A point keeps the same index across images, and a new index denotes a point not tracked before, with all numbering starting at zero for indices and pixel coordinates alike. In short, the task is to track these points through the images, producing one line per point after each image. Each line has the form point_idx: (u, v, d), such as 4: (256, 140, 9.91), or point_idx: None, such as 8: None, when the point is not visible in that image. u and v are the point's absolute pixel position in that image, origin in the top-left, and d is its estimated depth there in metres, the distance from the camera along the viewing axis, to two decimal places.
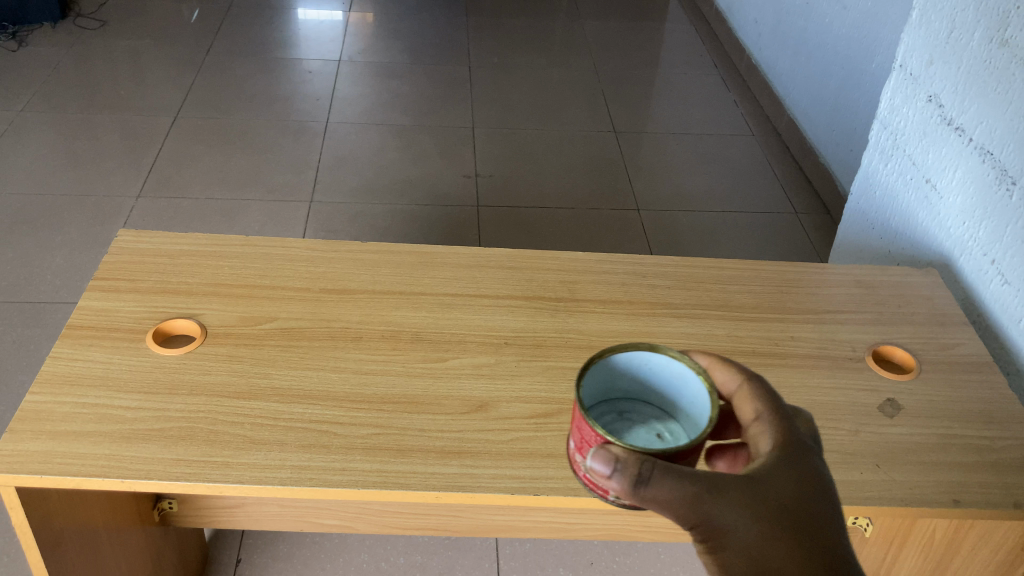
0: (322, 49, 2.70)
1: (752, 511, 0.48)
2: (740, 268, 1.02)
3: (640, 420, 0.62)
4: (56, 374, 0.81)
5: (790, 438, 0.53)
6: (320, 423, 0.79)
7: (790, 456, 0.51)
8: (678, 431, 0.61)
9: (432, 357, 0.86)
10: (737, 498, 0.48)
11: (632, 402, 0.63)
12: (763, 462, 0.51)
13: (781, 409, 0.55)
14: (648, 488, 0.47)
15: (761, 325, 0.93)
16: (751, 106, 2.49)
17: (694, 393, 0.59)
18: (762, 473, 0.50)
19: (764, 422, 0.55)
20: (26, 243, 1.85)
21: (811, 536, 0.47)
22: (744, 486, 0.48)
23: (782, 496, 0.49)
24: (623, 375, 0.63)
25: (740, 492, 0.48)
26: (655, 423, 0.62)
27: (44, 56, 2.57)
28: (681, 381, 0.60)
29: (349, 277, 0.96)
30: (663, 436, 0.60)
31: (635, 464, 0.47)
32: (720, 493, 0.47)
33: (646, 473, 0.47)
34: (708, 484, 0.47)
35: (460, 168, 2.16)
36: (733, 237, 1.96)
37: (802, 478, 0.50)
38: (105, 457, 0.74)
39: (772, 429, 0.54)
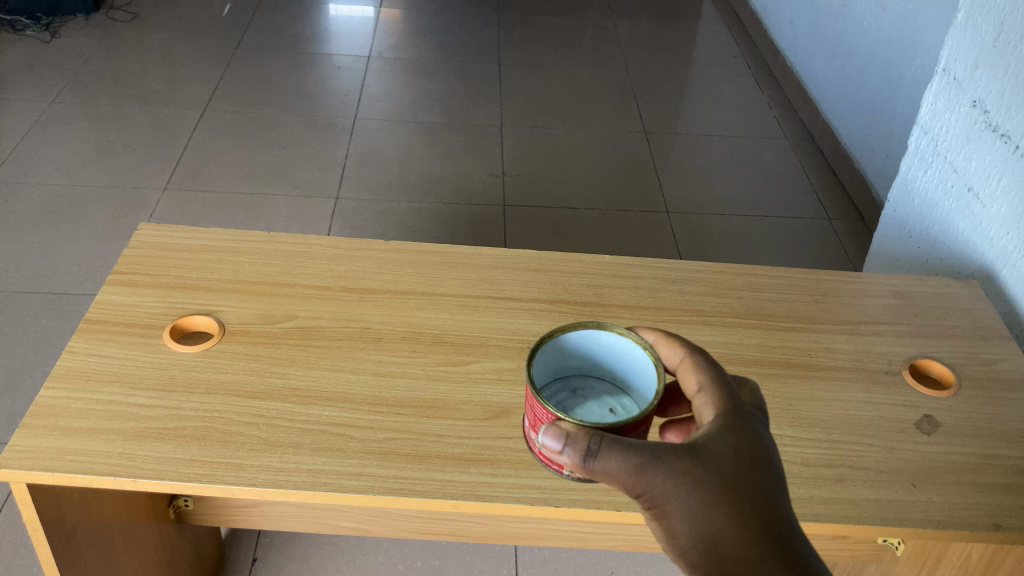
0: (353, 44, 2.69)
1: (701, 481, 0.46)
2: (771, 275, 0.99)
3: (593, 395, 0.60)
4: (72, 369, 0.80)
5: (736, 404, 0.52)
6: (337, 426, 0.77)
7: (741, 422, 0.50)
8: (631, 405, 0.59)
9: (453, 360, 0.84)
10: (686, 469, 0.46)
11: (587, 380, 0.61)
12: (716, 428, 0.50)
13: (726, 377, 0.54)
14: (597, 462, 0.46)
15: (793, 335, 0.90)
16: (785, 109, 2.45)
17: (643, 367, 0.57)
18: (711, 441, 0.48)
19: (708, 392, 0.53)
20: (52, 233, 1.86)
21: (764, 508, 0.46)
22: (693, 455, 0.47)
23: (732, 465, 0.47)
24: (574, 352, 0.61)
25: (689, 462, 0.47)
26: (609, 397, 0.60)
27: (77, 47, 2.58)
28: (628, 356, 0.58)
29: (370, 277, 0.94)
30: (615, 411, 0.58)
31: (584, 439, 0.46)
32: (669, 464, 0.46)
33: (596, 446, 0.46)
34: (657, 456, 0.46)
35: (487, 166, 2.14)
36: (764, 243, 1.92)
37: (756, 447, 0.49)
38: (117, 456, 0.73)
39: (718, 395, 0.53)
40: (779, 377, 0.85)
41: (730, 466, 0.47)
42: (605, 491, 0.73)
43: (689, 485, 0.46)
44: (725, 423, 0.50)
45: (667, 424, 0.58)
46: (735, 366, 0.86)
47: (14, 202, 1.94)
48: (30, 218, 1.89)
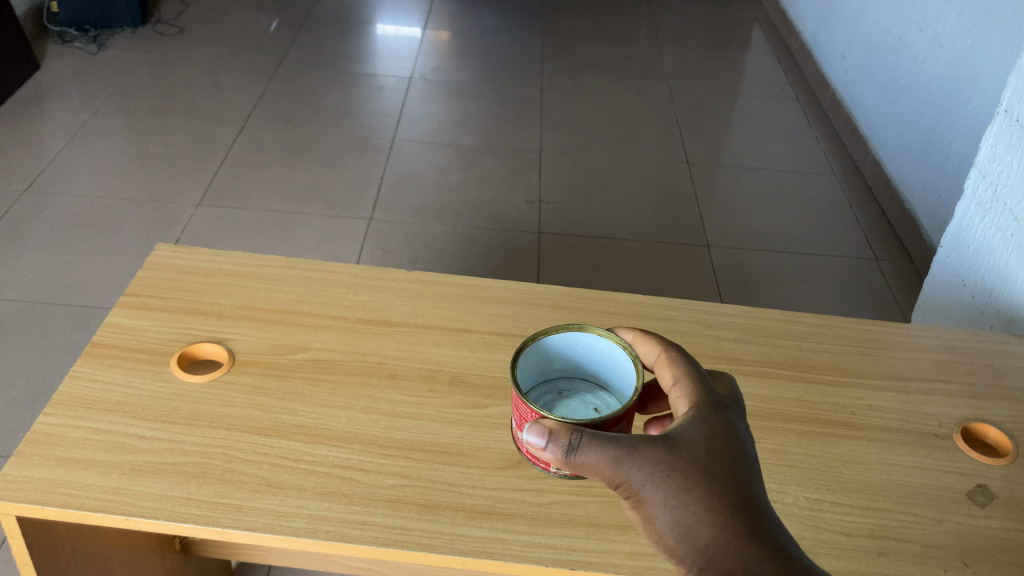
0: (396, 65, 2.68)
1: (673, 468, 0.51)
2: (814, 323, 0.93)
3: (577, 395, 0.69)
4: (73, 396, 0.76)
5: (711, 397, 0.57)
6: (343, 469, 0.72)
7: (714, 412, 0.55)
8: (611, 402, 0.68)
9: (471, 403, 0.79)
10: (659, 456, 0.51)
11: (572, 381, 0.71)
12: (692, 417, 0.55)
13: (701, 372, 0.60)
14: (576, 455, 0.52)
15: (836, 390, 0.84)
16: (834, 144, 2.39)
17: (623, 368, 0.66)
18: (685, 433, 0.53)
19: (684, 386, 0.59)
20: (85, 245, 1.85)
21: (736, 488, 0.50)
22: (667, 445, 0.52)
23: (703, 453, 0.52)
24: (558, 355, 0.69)
25: (662, 451, 0.51)
26: (592, 396, 0.69)
27: (123, 60, 2.60)
28: (607, 355, 0.67)
29: (390, 309, 0.89)
30: (598, 409, 0.67)
31: (567, 436, 0.53)
32: (642, 454, 0.51)
33: (574, 441, 0.52)
34: (632, 446, 0.51)
35: (524, 193, 2.10)
36: (808, 282, 1.85)
37: (728, 434, 0.53)
38: (112, 491, 0.69)
39: (693, 389, 0.58)
40: (819, 436, 0.79)
41: (702, 454, 0.52)
42: (625, 553, 0.68)
43: (661, 471, 0.50)
44: (700, 414, 0.55)
45: (649, 419, 0.65)
46: (771, 421, 0.80)
47: (49, 213, 1.94)
48: (64, 229, 1.89)
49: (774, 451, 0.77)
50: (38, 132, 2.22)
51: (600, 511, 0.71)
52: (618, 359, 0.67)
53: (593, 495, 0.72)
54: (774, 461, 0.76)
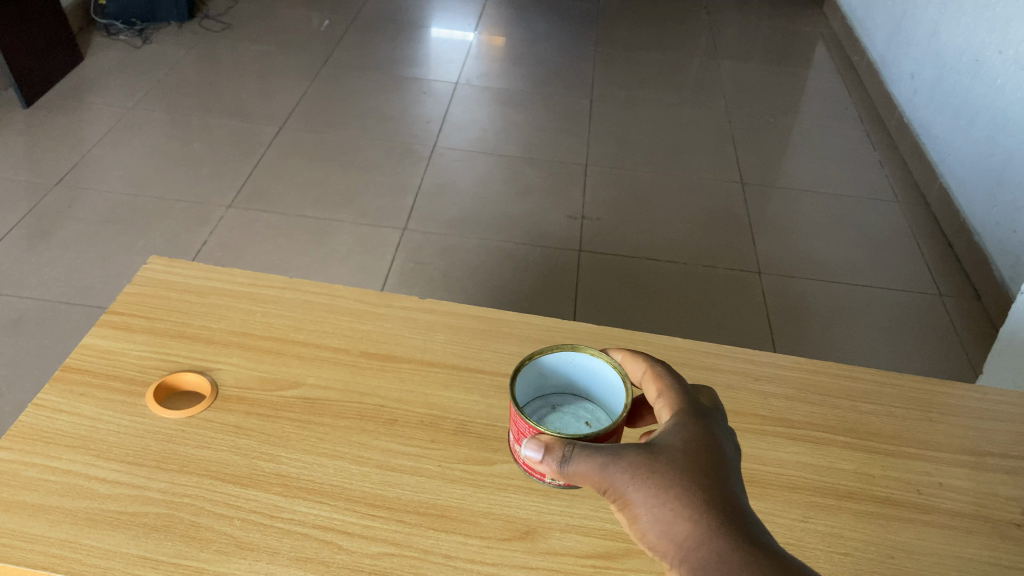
0: (443, 69, 2.60)
1: (659, 472, 0.50)
2: (875, 381, 0.82)
3: (569, 409, 0.65)
4: (33, 428, 0.68)
5: (692, 404, 0.56)
6: (324, 531, 0.63)
7: (698, 420, 0.54)
8: (603, 417, 0.64)
9: (477, 457, 0.70)
10: (640, 458, 0.50)
11: (569, 399, 0.66)
12: (677, 425, 0.54)
13: (686, 386, 0.58)
14: (566, 465, 0.51)
15: (900, 462, 0.73)
16: (898, 169, 2.25)
17: (615, 386, 0.62)
18: (670, 440, 0.52)
19: (668, 396, 0.58)
20: (110, 244, 1.80)
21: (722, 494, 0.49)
22: (651, 451, 0.51)
23: (685, 453, 0.51)
24: (552, 372, 0.65)
25: (643, 453, 0.51)
26: (583, 409, 0.65)
27: (167, 54, 2.56)
28: (598, 374, 0.63)
29: (396, 342, 0.80)
30: (590, 423, 0.63)
31: (560, 448, 0.51)
32: (631, 461, 0.50)
33: (567, 451, 0.51)
34: (622, 455, 0.50)
35: (566, 208, 2.00)
36: (866, 317, 1.72)
37: (712, 443, 0.52)
38: (59, 544, 0.61)
39: (676, 397, 0.57)
40: (879, 518, 0.68)
41: (682, 456, 0.51)
42: None
43: (643, 470, 0.50)
44: (683, 422, 0.54)
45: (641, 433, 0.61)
46: (823, 497, 0.69)
47: (78, 209, 1.89)
48: (91, 226, 1.84)
49: (824, 535, 0.66)
50: (75, 124, 2.18)
51: None
52: (610, 379, 0.63)
53: None
54: (824, 547, 0.65)
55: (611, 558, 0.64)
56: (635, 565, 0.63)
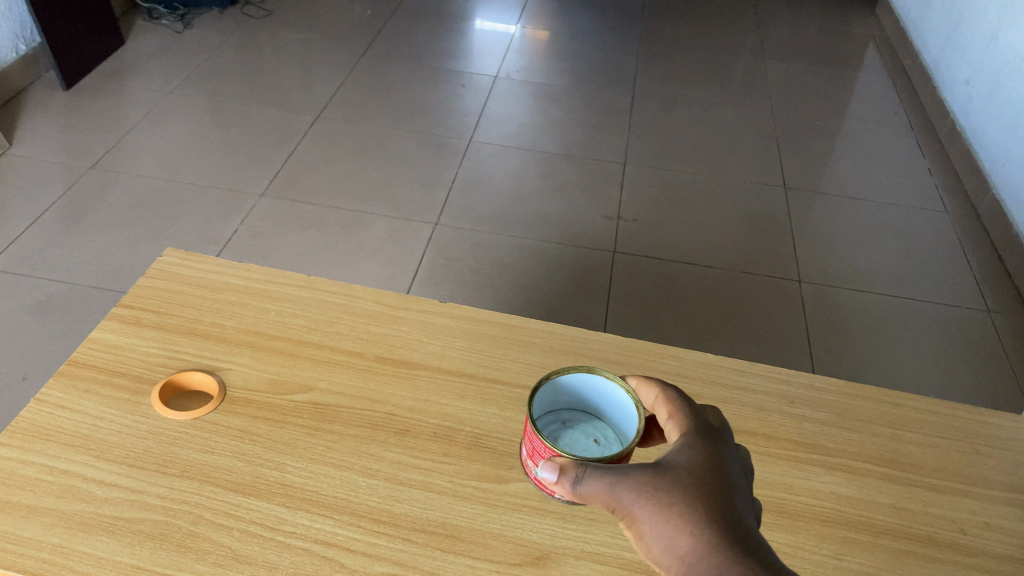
0: (484, 62, 2.56)
1: (670, 492, 0.46)
2: (918, 408, 0.77)
3: (578, 427, 0.61)
4: (34, 425, 0.66)
5: (700, 423, 0.53)
6: (326, 547, 0.60)
7: (710, 441, 0.51)
8: (613, 439, 0.61)
9: (490, 474, 0.66)
10: (646, 474, 0.47)
11: (579, 415, 0.63)
12: (688, 445, 0.51)
13: (696, 407, 0.55)
14: (574, 481, 0.48)
15: (943, 498, 0.68)
16: (948, 178, 2.17)
17: (628, 410, 0.59)
18: (680, 460, 0.49)
19: (678, 416, 0.54)
20: (141, 229, 1.79)
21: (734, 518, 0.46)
22: (662, 470, 0.48)
23: (693, 470, 0.48)
24: (565, 389, 0.61)
25: (648, 468, 0.48)
26: (591, 428, 0.61)
27: (208, 40, 2.55)
28: (611, 396, 0.60)
29: (413, 347, 0.77)
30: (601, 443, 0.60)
31: (574, 468, 0.48)
32: (641, 480, 0.47)
33: (579, 470, 0.48)
34: (632, 474, 0.47)
35: (602, 208, 1.95)
36: (909, 331, 1.66)
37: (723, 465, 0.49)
38: (50, 549, 0.58)
39: (686, 417, 0.54)
40: (918, 559, 0.64)
41: (694, 477, 0.48)
42: None
43: (652, 488, 0.46)
44: (693, 442, 0.51)
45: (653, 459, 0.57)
46: (858, 534, 0.65)
47: (111, 193, 1.89)
48: (123, 211, 1.83)
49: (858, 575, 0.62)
50: (113, 108, 2.18)
51: None
52: (622, 404, 0.59)
53: None
54: None
55: None
56: None
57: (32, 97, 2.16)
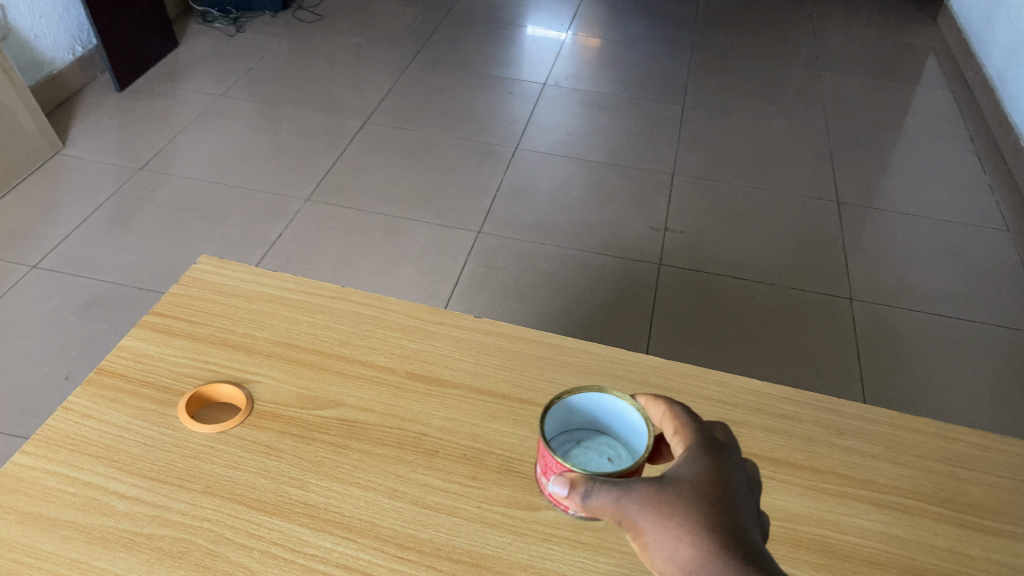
0: (533, 69, 2.54)
1: (676, 505, 0.44)
2: (977, 443, 0.72)
3: (593, 445, 0.58)
4: (59, 434, 0.65)
5: (705, 436, 0.50)
6: (348, 571, 0.58)
7: (715, 454, 0.48)
8: (628, 456, 0.57)
9: (520, 501, 0.64)
10: (650, 485, 0.45)
11: (592, 435, 0.60)
12: (693, 457, 0.48)
13: (699, 419, 0.52)
14: (583, 495, 0.45)
15: (1002, 543, 0.64)
16: (1011, 195, 2.09)
17: (638, 430, 0.56)
18: (685, 472, 0.47)
19: (680, 429, 0.52)
20: (187, 231, 1.80)
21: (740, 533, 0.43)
22: (667, 482, 0.45)
23: (699, 481, 0.46)
24: (577, 409, 0.59)
25: (653, 479, 0.45)
26: (606, 446, 0.58)
27: (259, 44, 2.56)
28: (622, 415, 0.57)
29: (446, 364, 0.75)
30: (614, 459, 0.57)
31: (581, 481, 0.46)
32: (649, 492, 0.44)
33: (587, 483, 0.45)
34: (640, 487, 0.45)
35: (648, 219, 1.91)
36: (966, 354, 1.60)
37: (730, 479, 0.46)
38: (68, 564, 0.57)
39: (689, 429, 0.51)
40: None
41: (699, 488, 0.45)
42: None
43: (657, 500, 0.44)
44: (699, 454, 0.48)
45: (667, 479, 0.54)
46: None
47: (159, 194, 1.90)
48: (169, 213, 1.84)
49: None
50: (165, 111, 2.20)
51: None
52: (634, 421, 0.56)
53: None
54: None
55: None
56: None
57: (87, 99, 2.20)
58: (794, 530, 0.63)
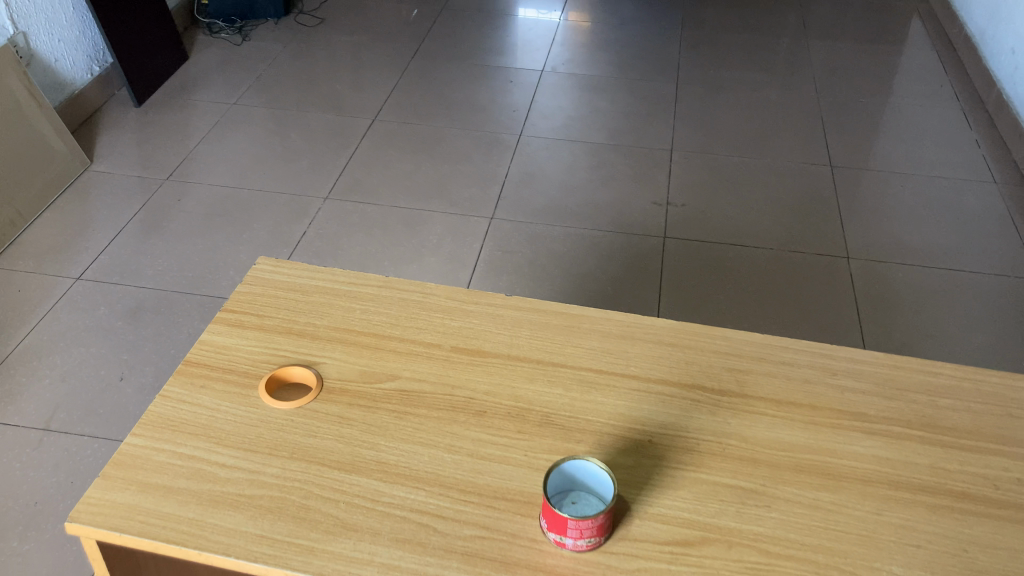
0: (530, 57, 2.62)
1: None
2: (955, 376, 0.83)
3: (566, 504, 0.68)
4: (161, 417, 0.76)
5: None
6: (421, 514, 0.69)
7: None
8: (591, 504, 0.68)
9: (560, 447, 0.74)
10: None
11: (557, 496, 0.69)
12: None
13: None
14: None
15: (977, 458, 0.74)
16: (997, 149, 2.18)
17: (604, 487, 0.68)
18: None
19: None
20: (217, 235, 1.90)
21: None
22: None
23: None
24: (551, 475, 0.68)
25: None
26: (574, 501, 0.68)
27: (264, 51, 2.65)
28: (586, 476, 0.68)
29: (485, 336, 0.85)
30: (590, 506, 0.67)
31: None
32: None
33: None
34: None
35: (652, 194, 2.01)
36: (958, 302, 1.70)
37: None
38: (187, 522, 0.68)
39: None
40: (954, 512, 0.70)
41: None
42: None
43: None
44: None
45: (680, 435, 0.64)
46: (897, 491, 0.71)
47: (187, 203, 2.00)
48: (199, 219, 1.94)
49: (898, 527, 0.68)
50: (183, 122, 2.29)
51: None
52: (598, 481, 0.68)
53: (686, 565, 0.66)
54: (898, 540, 0.67)
55: (688, 545, 0.67)
56: (711, 552, 0.66)
57: (108, 116, 2.28)
58: (797, 458, 0.74)
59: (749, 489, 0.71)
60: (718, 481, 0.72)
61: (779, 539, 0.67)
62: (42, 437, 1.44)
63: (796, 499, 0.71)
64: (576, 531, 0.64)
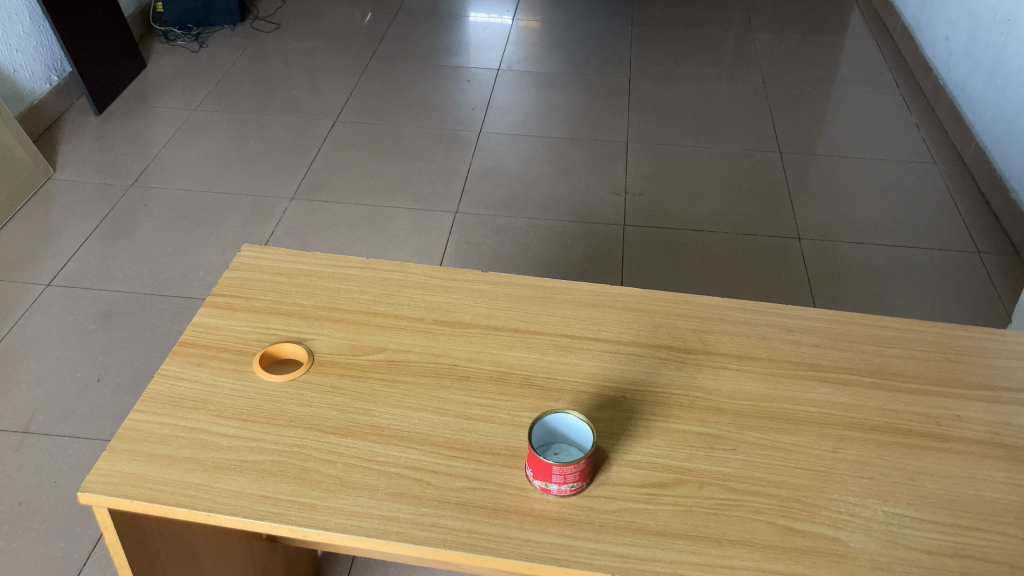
0: (485, 57, 2.67)
1: None
2: (899, 328, 0.90)
3: (551, 451, 0.74)
4: (161, 393, 0.80)
5: None
6: (415, 470, 0.73)
7: None
8: (571, 450, 0.74)
9: (540, 405, 0.80)
10: None
11: (541, 440, 0.74)
12: None
13: None
14: None
15: (922, 399, 0.82)
16: (935, 132, 2.28)
17: (583, 437, 0.73)
18: None
19: None
20: (187, 237, 1.88)
21: None
22: None
23: None
24: (538, 426, 0.74)
25: None
26: (558, 446, 0.74)
27: (222, 55, 2.65)
28: (570, 424, 0.74)
29: (465, 310, 0.91)
30: (569, 455, 0.73)
31: None
32: None
33: None
34: None
35: (610, 185, 2.08)
36: (904, 277, 1.78)
37: None
38: (194, 487, 0.72)
39: None
40: (902, 447, 0.77)
41: None
42: (695, 564, 0.66)
43: None
44: None
45: None
46: (851, 431, 0.78)
47: (153, 207, 1.98)
48: (166, 222, 1.92)
49: (852, 463, 0.75)
50: (144, 128, 2.27)
51: (669, 520, 0.70)
52: (579, 430, 0.74)
53: (662, 503, 0.71)
54: (854, 473, 0.74)
55: (664, 486, 0.72)
56: (685, 492, 0.72)
57: (68, 125, 2.26)
58: (759, 405, 0.80)
59: (716, 435, 0.77)
60: (688, 428, 0.78)
61: (747, 478, 0.73)
62: (22, 439, 1.38)
63: (759, 442, 0.77)
64: (560, 476, 0.69)
